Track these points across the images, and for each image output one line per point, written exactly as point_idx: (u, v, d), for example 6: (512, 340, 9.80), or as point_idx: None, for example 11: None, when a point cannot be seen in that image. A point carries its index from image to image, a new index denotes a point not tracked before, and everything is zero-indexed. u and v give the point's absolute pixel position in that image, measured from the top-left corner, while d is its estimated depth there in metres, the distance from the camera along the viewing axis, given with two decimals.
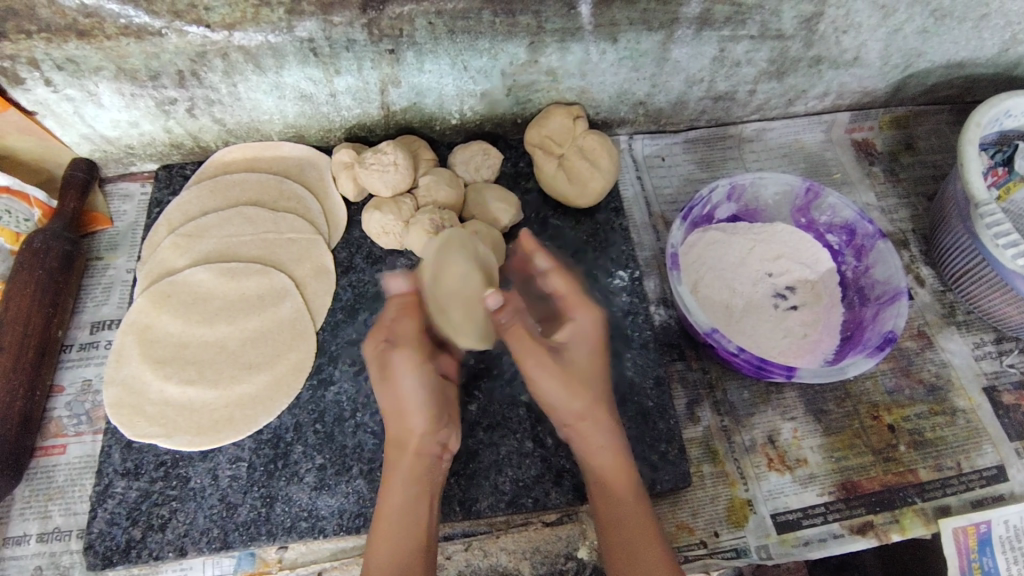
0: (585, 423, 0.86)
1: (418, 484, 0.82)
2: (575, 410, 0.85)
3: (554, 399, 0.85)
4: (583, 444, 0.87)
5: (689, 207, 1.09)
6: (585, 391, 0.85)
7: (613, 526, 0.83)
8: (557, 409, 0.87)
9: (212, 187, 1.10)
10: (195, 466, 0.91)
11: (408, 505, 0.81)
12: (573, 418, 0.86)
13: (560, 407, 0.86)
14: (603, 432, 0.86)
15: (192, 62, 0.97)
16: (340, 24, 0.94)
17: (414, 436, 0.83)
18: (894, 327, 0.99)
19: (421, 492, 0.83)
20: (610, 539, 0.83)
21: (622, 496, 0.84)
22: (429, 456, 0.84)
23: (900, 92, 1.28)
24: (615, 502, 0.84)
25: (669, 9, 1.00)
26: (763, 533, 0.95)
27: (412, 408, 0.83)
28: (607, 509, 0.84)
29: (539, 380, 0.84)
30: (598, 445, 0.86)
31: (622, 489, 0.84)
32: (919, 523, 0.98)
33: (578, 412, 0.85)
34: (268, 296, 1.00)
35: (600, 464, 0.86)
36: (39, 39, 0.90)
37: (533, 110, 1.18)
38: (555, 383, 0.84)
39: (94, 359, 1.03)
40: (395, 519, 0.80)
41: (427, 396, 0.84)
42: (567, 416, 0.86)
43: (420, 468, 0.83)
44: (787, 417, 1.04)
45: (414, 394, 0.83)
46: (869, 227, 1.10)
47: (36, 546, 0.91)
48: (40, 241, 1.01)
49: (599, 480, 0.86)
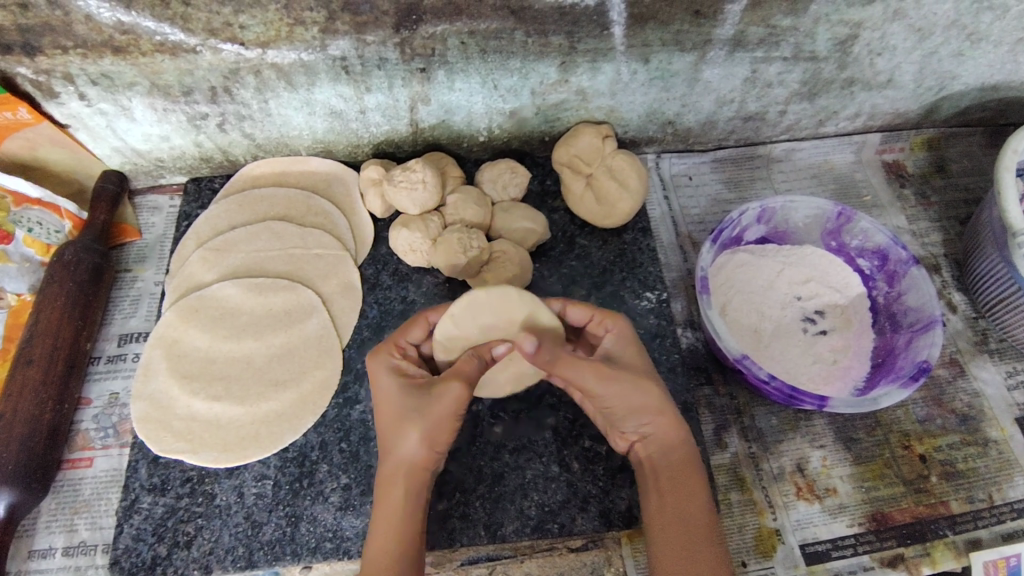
0: (662, 421, 0.81)
1: (418, 505, 0.80)
2: (656, 414, 0.81)
3: (625, 405, 0.81)
4: (658, 443, 0.82)
5: (719, 230, 1.07)
6: (660, 396, 0.81)
7: (675, 522, 0.77)
8: (626, 414, 0.82)
9: (240, 201, 1.11)
10: (221, 483, 0.91)
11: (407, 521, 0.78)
12: (653, 420, 0.81)
13: (637, 416, 0.82)
14: (681, 429, 0.82)
15: (225, 78, 0.97)
16: (374, 43, 0.94)
17: (425, 458, 0.79)
18: (928, 357, 0.98)
19: (419, 512, 0.80)
20: (668, 533, 0.77)
21: (692, 494, 0.79)
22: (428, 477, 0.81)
23: (932, 114, 1.27)
24: (679, 497, 0.79)
25: (703, 30, 0.99)
26: (791, 564, 0.94)
27: (436, 434, 0.78)
28: (669, 503, 0.79)
29: (609, 392, 0.80)
30: (678, 441, 0.82)
31: (691, 487, 0.80)
32: (950, 557, 0.96)
33: (658, 413, 0.81)
34: (295, 313, 1.00)
35: (671, 460, 0.81)
36: (74, 54, 0.91)
37: (561, 129, 1.17)
38: (622, 392, 0.80)
39: (121, 372, 1.03)
40: (399, 538, 0.77)
41: (453, 422, 0.79)
42: (644, 421, 0.82)
43: (419, 489, 0.80)
44: (816, 444, 1.02)
45: (448, 419, 0.79)
46: (902, 253, 1.08)
47: (62, 559, 0.92)
48: (71, 254, 1.01)
49: (668, 474, 0.81)
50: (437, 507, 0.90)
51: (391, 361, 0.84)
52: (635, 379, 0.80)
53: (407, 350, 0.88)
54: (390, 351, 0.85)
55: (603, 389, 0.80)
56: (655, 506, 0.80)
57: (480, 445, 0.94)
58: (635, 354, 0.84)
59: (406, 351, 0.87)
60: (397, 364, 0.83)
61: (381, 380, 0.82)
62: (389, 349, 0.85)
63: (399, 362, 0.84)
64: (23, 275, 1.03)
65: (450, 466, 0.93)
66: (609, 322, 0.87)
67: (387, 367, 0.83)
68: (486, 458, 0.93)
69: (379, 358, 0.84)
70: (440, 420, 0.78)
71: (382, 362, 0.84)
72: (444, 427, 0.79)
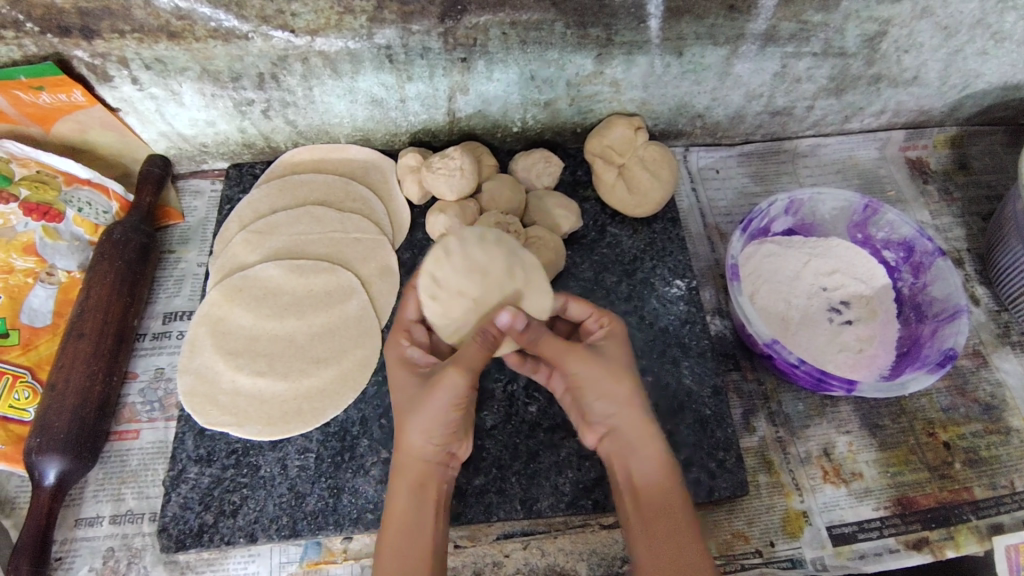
0: (631, 414, 0.83)
1: (429, 493, 0.82)
2: (626, 407, 0.83)
3: (601, 396, 0.84)
4: (627, 441, 0.83)
5: (748, 220, 1.10)
6: (631, 387, 0.84)
7: (656, 522, 0.79)
8: (600, 406, 0.84)
9: (281, 186, 1.14)
10: (266, 456, 0.94)
11: (417, 509, 0.81)
12: (621, 414, 0.84)
13: (606, 406, 0.84)
14: (648, 422, 0.83)
15: (273, 65, 1.01)
16: (418, 32, 0.97)
17: (429, 446, 0.82)
18: (954, 345, 1.00)
19: (430, 498, 0.83)
20: (651, 534, 0.79)
21: (667, 491, 0.80)
22: (437, 465, 0.84)
23: (956, 112, 1.29)
24: (657, 497, 0.80)
25: (736, 25, 1.02)
26: (818, 545, 0.96)
27: (433, 424, 0.81)
28: (648, 502, 0.81)
29: (582, 379, 0.84)
30: (644, 438, 0.83)
31: (666, 481, 0.81)
32: (973, 541, 0.98)
33: (626, 406, 0.83)
34: (336, 293, 1.03)
35: (643, 457, 0.82)
36: (131, 38, 0.94)
37: (593, 120, 1.20)
38: (598, 378, 0.83)
39: (166, 348, 1.06)
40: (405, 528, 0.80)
41: (453, 412, 0.81)
42: (611, 411, 0.84)
43: (426, 476, 0.83)
44: (842, 430, 1.05)
45: (445, 410, 0.80)
46: (928, 245, 1.10)
47: (109, 527, 0.94)
48: (120, 233, 1.04)
49: (643, 476, 0.82)
50: (475, 482, 0.93)
51: (400, 348, 0.90)
52: (607, 370, 0.84)
53: (416, 331, 0.92)
54: (399, 339, 0.90)
55: (579, 373, 0.84)
56: (634, 506, 0.82)
57: (515, 424, 0.97)
58: (619, 347, 0.87)
59: (413, 332, 0.92)
60: (406, 351, 0.89)
61: (396, 371, 0.88)
62: (398, 337, 0.91)
63: (409, 349, 0.89)
64: (73, 253, 1.06)
65: (487, 443, 0.95)
66: (604, 320, 0.90)
67: (398, 353, 0.89)
68: (522, 436, 0.96)
69: (392, 345, 0.90)
70: (438, 409, 0.80)
71: (396, 348, 0.90)
72: (442, 417, 0.81)
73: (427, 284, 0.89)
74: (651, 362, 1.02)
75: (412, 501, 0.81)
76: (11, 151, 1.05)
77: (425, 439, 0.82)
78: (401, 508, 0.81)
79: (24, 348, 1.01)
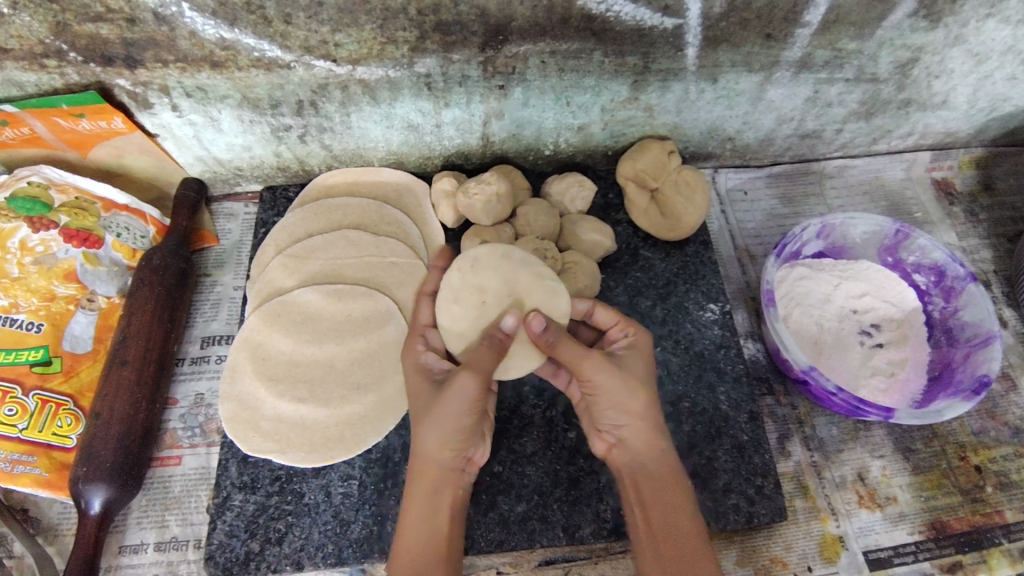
0: (642, 428, 0.82)
1: (442, 498, 0.82)
2: (636, 418, 0.82)
3: (613, 407, 0.82)
4: (633, 449, 0.83)
5: (782, 245, 1.11)
6: (646, 399, 0.82)
7: (663, 536, 0.78)
8: (611, 416, 0.83)
9: (316, 210, 1.13)
10: (309, 482, 0.96)
11: (432, 512, 0.81)
12: (631, 425, 0.82)
13: (617, 417, 0.83)
14: (659, 434, 0.83)
15: (313, 92, 1.01)
16: (458, 61, 0.98)
17: (442, 452, 0.81)
18: (988, 371, 1.01)
19: (445, 500, 0.83)
20: (657, 549, 0.77)
21: (677, 505, 0.79)
22: (450, 471, 0.83)
23: (982, 134, 1.30)
24: (664, 510, 0.79)
25: (772, 52, 1.03)
26: (855, 569, 0.98)
27: (445, 431, 0.80)
28: (655, 515, 0.79)
29: (599, 389, 0.81)
30: (655, 450, 0.82)
31: (670, 488, 0.81)
32: (1006, 564, 0.99)
33: (639, 419, 0.82)
34: (374, 318, 1.02)
35: (647, 466, 0.82)
36: (174, 68, 0.94)
37: (625, 143, 1.21)
38: (611, 389, 0.81)
39: (206, 373, 1.08)
40: (422, 533, 0.80)
41: (466, 418, 0.81)
42: (622, 422, 0.83)
43: (442, 481, 0.83)
44: (875, 454, 1.06)
45: (458, 417, 0.80)
46: (959, 270, 1.12)
47: (154, 554, 0.96)
48: (158, 259, 1.05)
49: (651, 488, 0.81)
50: (517, 509, 0.94)
51: (415, 356, 0.90)
52: (626, 381, 0.81)
53: (431, 339, 0.93)
54: (414, 345, 0.91)
55: (596, 383, 0.81)
56: (641, 518, 0.81)
57: (555, 450, 0.98)
58: (640, 358, 0.86)
59: (427, 338, 0.93)
60: (422, 359, 0.89)
61: (410, 377, 0.88)
62: (413, 342, 0.91)
63: (425, 357, 0.90)
64: (113, 278, 1.07)
65: (528, 470, 0.96)
66: (630, 330, 0.89)
67: (414, 360, 0.90)
68: (562, 462, 0.97)
69: (407, 353, 0.90)
70: (451, 415, 0.80)
71: (412, 355, 0.90)
72: (457, 423, 0.80)
73: (448, 292, 0.93)
74: (688, 387, 1.03)
75: (426, 506, 0.81)
76: (49, 177, 1.06)
77: (437, 445, 0.81)
78: (413, 510, 0.81)
79: (66, 375, 1.02)
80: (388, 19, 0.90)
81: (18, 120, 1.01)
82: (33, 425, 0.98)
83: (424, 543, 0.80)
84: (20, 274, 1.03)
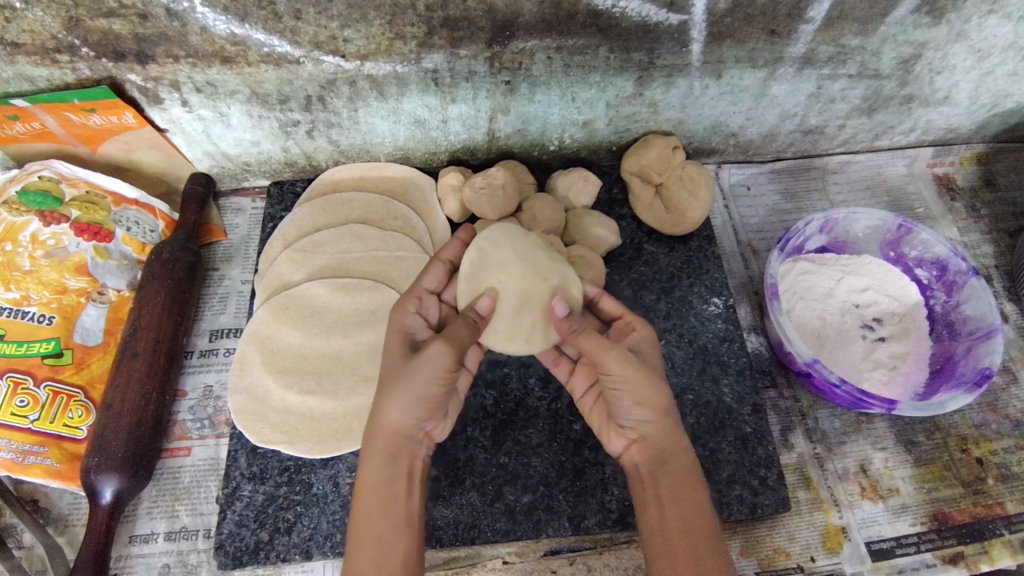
0: (662, 423, 0.80)
1: (400, 468, 0.78)
2: (657, 413, 0.80)
3: (633, 400, 0.80)
4: (654, 445, 0.80)
5: (785, 239, 1.12)
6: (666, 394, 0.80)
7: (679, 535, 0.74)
8: (631, 407, 0.80)
9: (323, 205, 1.14)
10: (318, 473, 0.97)
11: (389, 484, 0.77)
12: (652, 420, 0.80)
13: (638, 411, 0.80)
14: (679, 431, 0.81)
15: (322, 88, 1.02)
16: (465, 57, 0.99)
17: (405, 420, 0.78)
18: (990, 364, 1.03)
19: (402, 471, 0.78)
20: (673, 548, 0.74)
21: (694, 504, 0.76)
22: (412, 439, 0.80)
23: (983, 130, 1.31)
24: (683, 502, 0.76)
25: (776, 48, 1.04)
26: (858, 560, 0.99)
27: (414, 400, 0.77)
28: (673, 512, 0.76)
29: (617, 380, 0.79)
30: (677, 450, 0.80)
31: (691, 487, 0.78)
32: (1007, 555, 1.00)
33: (660, 414, 0.80)
34: (381, 311, 1.03)
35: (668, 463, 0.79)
36: (185, 63, 0.95)
37: (629, 139, 1.22)
38: (636, 382, 0.79)
39: (215, 366, 1.09)
40: (380, 500, 0.76)
41: (434, 386, 0.77)
42: (644, 417, 0.80)
43: (401, 450, 0.79)
44: (878, 446, 1.07)
45: (428, 383, 0.77)
46: (962, 264, 1.13)
47: (164, 544, 0.97)
48: (168, 253, 1.06)
49: (670, 487, 0.77)
50: (523, 499, 0.95)
51: (402, 316, 0.85)
52: (648, 373, 0.79)
53: (426, 300, 0.88)
54: (406, 305, 0.86)
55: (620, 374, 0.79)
56: (657, 518, 0.77)
57: (561, 442, 0.99)
58: (652, 350, 0.83)
59: (423, 300, 0.88)
60: (406, 321, 0.85)
61: (390, 336, 0.84)
62: (407, 301, 0.86)
63: (410, 319, 0.85)
64: (123, 272, 1.08)
65: (534, 461, 0.97)
66: (639, 325, 0.87)
67: (401, 318, 0.85)
68: (568, 454, 0.98)
69: (398, 310, 0.86)
70: (418, 383, 0.77)
71: (401, 313, 0.85)
72: (422, 392, 0.77)
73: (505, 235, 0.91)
74: (691, 380, 1.04)
75: (381, 475, 0.77)
76: (60, 172, 1.08)
77: (403, 413, 0.78)
78: (370, 478, 0.77)
79: (77, 367, 1.03)
80: (397, 14, 0.91)
81: (28, 115, 1.02)
82: (45, 416, 0.99)
83: (378, 514, 0.76)
84: (32, 267, 1.05)
